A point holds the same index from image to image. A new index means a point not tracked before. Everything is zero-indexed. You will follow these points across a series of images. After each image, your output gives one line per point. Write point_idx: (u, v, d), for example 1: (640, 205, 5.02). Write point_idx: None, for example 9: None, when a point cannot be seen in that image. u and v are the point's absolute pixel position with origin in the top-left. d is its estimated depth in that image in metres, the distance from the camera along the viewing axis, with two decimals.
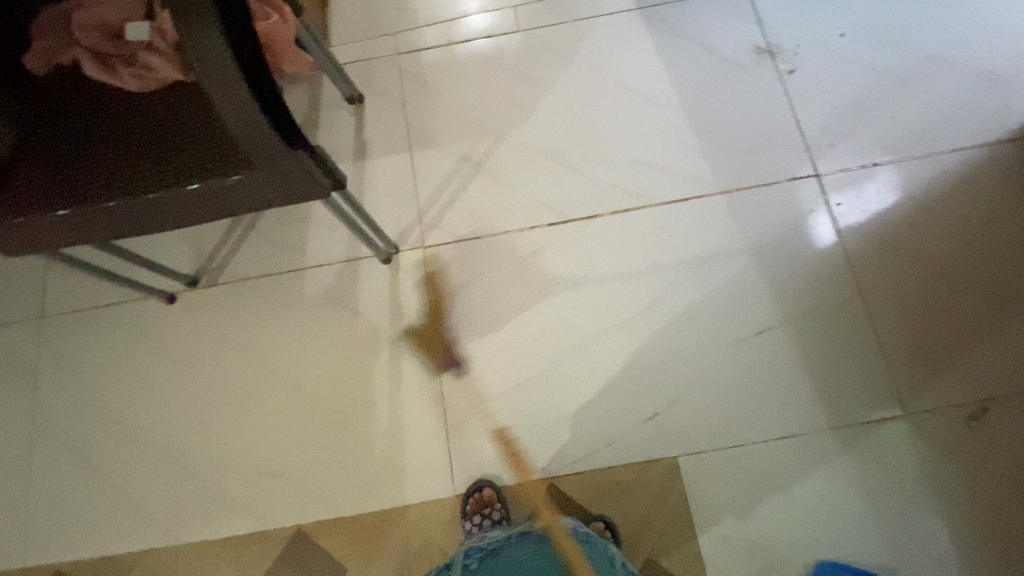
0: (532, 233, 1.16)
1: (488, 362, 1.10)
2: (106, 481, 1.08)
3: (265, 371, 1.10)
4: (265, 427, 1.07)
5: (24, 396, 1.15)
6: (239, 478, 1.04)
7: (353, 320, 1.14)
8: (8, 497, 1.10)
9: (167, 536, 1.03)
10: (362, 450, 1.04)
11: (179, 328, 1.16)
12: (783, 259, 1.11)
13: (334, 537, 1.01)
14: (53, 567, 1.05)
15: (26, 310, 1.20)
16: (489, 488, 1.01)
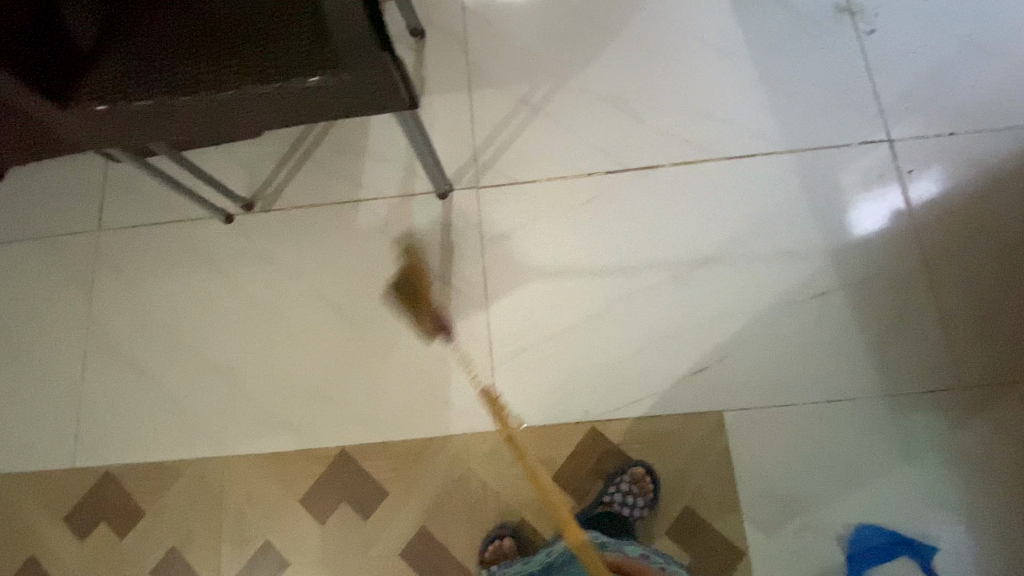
0: (591, 179, 1.14)
1: (538, 305, 1.10)
2: (158, 391, 1.11)
3: (317, 298, 1.13)
4: (316, 351, 1.10)
5: (79, 305, 1.17)
6: (289, 397, 1.08)
7: (405, 254, 1.14)
8: (59, 400, 1.13)
9: (216, 447, 1.07)
10: (410, 379, 1.07)
11: (233, 250, 1.17)
12: (845, 224, 1.10)
13: (376, 460, 1.03)
14: (102, 469, 1.08)
15: (84, 223, 1.21)
16: (507, 537, 0.98)
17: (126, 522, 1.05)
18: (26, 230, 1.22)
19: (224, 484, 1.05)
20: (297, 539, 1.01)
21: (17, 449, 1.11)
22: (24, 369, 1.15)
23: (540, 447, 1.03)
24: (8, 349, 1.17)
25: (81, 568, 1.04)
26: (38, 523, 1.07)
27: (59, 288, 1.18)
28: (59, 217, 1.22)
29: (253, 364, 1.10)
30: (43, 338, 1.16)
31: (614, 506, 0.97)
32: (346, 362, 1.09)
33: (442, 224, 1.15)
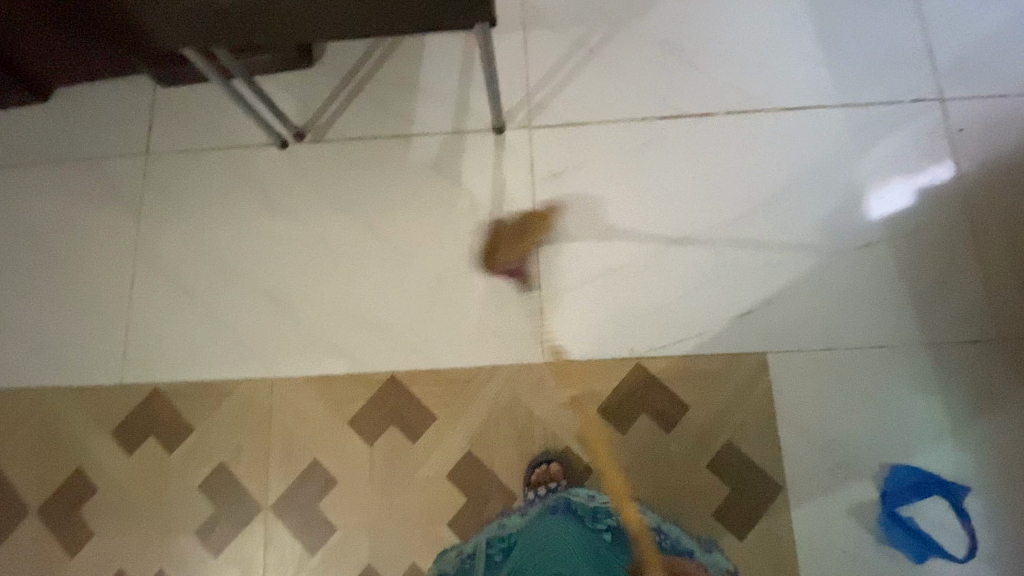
0: (645, 123, 1.15)
1: (588, 244, 1.11)
2: (208, 312, 1.12)
3: (368, 228, 1.14)
4: (368, 279, 1.12)
5: (128, 226, 1.17)
6: (341, 321, 1.10)
7: (456, 189, 1.15)
8: (106, 318, 1.13)
9: (265, 368, 1.09)
10: (461, 310, 1.10)
11: (284, 179, 1.17)
12: (895, 187, 1.11)
13: (425, 386, 1.07)
14: (151, 385, 1.09)
15: (134, 146, 1.22)
16: (555, 463, 1.00)
17: (175, 437, 1.07)
18: (74, 151, 1.23)
19: (273, 404, 1.07)
20: (347, 458, 1.04)
21: (65, 364, 1.12)
22: (73, 286, 1.16)
23: (586, 380, 1.05)
24: (56, 266, 1.17)
25: (129, 478, 1.06)
26: (86, 435, 1.09)
27: (108, 208, 1.19)
28: (110, 139, 1.22)
29: (304, 289, 1.12)
30: (92, 257, 1.17)
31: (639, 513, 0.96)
32: (398, 291, 1.11)
33: (494, 161, 1.15)
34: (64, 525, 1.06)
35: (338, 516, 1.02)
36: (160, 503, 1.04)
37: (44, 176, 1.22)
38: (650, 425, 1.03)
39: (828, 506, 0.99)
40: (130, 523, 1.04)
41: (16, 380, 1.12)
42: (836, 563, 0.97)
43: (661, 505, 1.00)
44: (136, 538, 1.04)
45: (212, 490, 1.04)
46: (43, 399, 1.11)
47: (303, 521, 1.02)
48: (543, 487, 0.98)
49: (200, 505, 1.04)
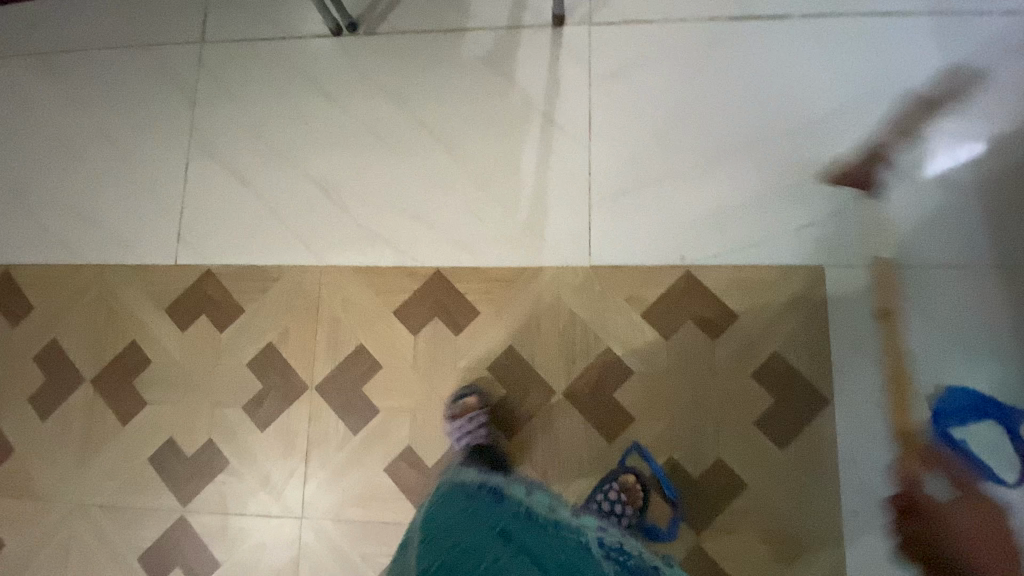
0: (711, 25, 1.10)
1: (643, 147, 1.07)
2: (259, 197, 1.13)
3: (418, 124, 1.13)
4: (417, 174, 1.12)
5: (183, 112, 1.19)
6: (390, 214, 1.11)
7: (510, 85, 1.11)
8: (162, 201, 1.16)
9: (314, 256, 1.10)
10: (509, 209, 1.08)
11: (335, 70, 1.16)
12: (960, 148, 1.03)
13: (470, 282, 1.07)
14: (203, 267, 1.12)
15: (189, 33, 1.22)
16: (473, 395, 1.02)
17: (226, 316, 1.10)
18: (132, 38, 1.24)
19: (321, 291, 1.09)
20: (391, 346, 1.07)
21: (122, 243, 1.16)
22: (131, 170, 1.19)
23: (634, 283, 1.02)
24: (116, 150, 1.20)
25: (180, 353, 1.10)
26: (139, 310, 1.12)
27: (163, 95, 1.20)
28: (166, 26, 1.23)
29: (354, 182, 1.12)
30: (149, 141, 1.19)
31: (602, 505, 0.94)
32: (447, 185, 1.11)
33: (551, 59, 1.11)
34: (117, 393, 1.11)
35: (381, 400, 1.05)
36: (211, 377, 1.08)
37: (105, 62, 1.25)
38: (696, 331, 1.00)
39: (874, 422, 0.97)
40: (180, 395, 1.09)
41: (77, 256, 1.17)
42: (877, 480, 0.96)
43: (701, 411, 0.98)
44: (185, 408, 1.08)
45: (260, 369, 1.07)
46: (99, 275, 1.15)
47: (347, 402, 1.06)
48: (462, 418, 0.99)
49: (248, 382, 1.07)
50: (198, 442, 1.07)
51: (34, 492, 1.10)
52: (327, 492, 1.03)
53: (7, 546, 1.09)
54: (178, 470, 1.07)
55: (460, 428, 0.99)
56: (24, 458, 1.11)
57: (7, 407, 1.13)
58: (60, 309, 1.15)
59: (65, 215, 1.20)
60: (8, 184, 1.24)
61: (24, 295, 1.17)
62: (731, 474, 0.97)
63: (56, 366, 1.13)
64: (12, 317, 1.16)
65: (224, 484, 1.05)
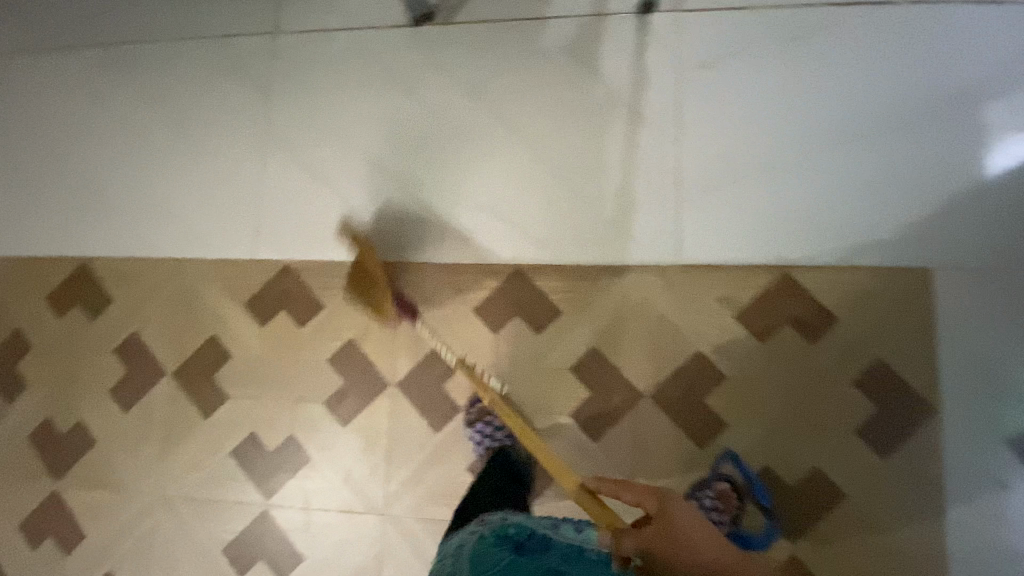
0: (809, 11, 1.04)
1: (734, 142, 1.03)
2: (336, 192, 1.12)
3: (497, 117, 1.09)
4: (496, 168, 1.08)
5: (257, 104, 1.17)
6: (469, 209, 1.08)
7: (593, 76, 1.07)
8: (238, 195, 1.16)
9: (393, 252, 1.09)
10: (593, 204, 1.05)
11: (410, 60, 1.13)
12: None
13: (551, 280, 1.04)
14: (281, 262, 1.12)
15: (262, 24, 1.20)
16: (487, 398, 1.03)
17: (306, 311, 1.10)
18: (203, 28, 1.22)
19: (401, 288, 1.08)
20: (471, 344, 1.05)
21: (198, 237, 1.16)
22: (205, 163, 1.18)
23: (726, 284, 0.99)
24: (190, 142, 1.19)
25: (260, 348, 1.10)
26: (218, 305, 1.13)
27: (236, 87, 1.19)
28: (239, 16, 1.21)
29: (431, 176, 1.10)
30: (224, 134, 1.18)
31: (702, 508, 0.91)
32: (528, 180, 1.07)
33: (636, 48, 1.07)
34: (197, 387, 1.11)
35: (461, 399, 1.04)
36: (291, 373, 1.09)
37: (174, 52, 1.23)
38: (792, 334, 0.97)
39: (982, 433, 0.92)
40: (261, 390, 1.09)
41: (153, 250, 1.17)
42: (986, 494, 0.91)
43: (796, 416, 0.95)
44: (266, 403, 1.09)
45: (341, 365, 1.07)
46: (178, 269, 1.15)
47: (428, 400, 1.05)
48: (480, 422, 1.00)
49: (328, 378, 1.07)
50: (280, 437, 1.07)
51: (117, 483, 1.11)
52: (409, 491, 1.03)
53: (92, 536, 1.10)
54: (259, 464, 1.08)
55: (478, 433, 1.01)
56: (107, 448, 1.13)
57: (90, 398, 1.15)
58: (139, 302, 1.16)
59: (138, 206, 1.19)
60: (79, 175, 1.23)
61: (103, 288, 1.17)
62: (828, 483, 0.94)
63: (136, 359, 1.14)
64: (91, 309, 1.17)
65: (306, 479, 1.06)
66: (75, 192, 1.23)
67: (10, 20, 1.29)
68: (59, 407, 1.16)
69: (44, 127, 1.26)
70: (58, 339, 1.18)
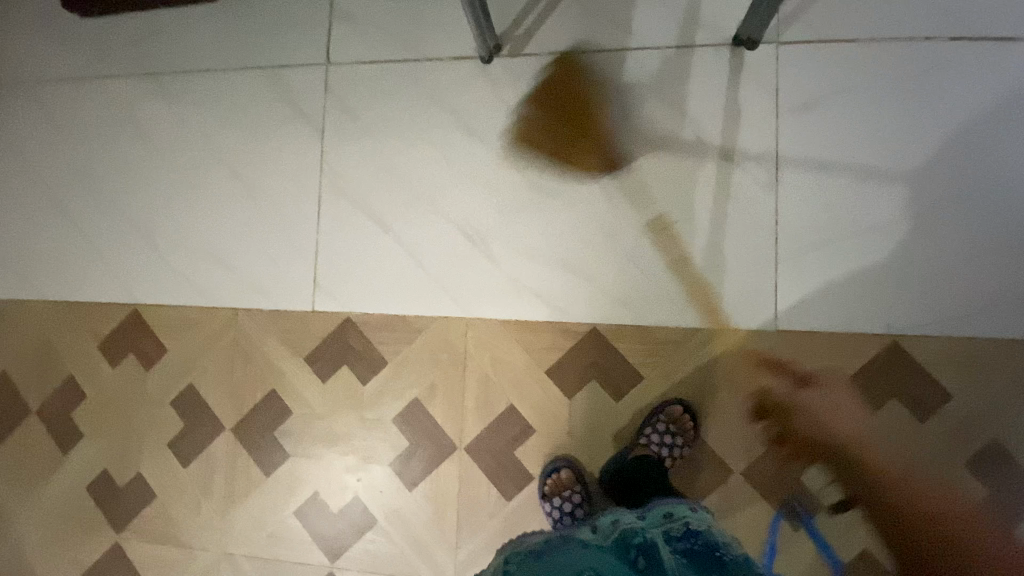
0: (930, 46, 0.92)
1: (839, 194, 0.93)
2: (398, 242, 1.06)
3: (571, 162, 1.01)
4: (571, 219, 1.00)
5: (312, 144, 1.10)
6: (541, 264, 1.01)
7: (680, 116, 0.98)
8: (294, 241, 1.10)
9: (459, 308, 1.03)
10: (679, 261, 0.97)
11: (477, 96, 1.04)
12: None
13: (632, 343, 0.97)
14: (341, 315, 1.06)
15: (313, 54, 1.12)
16: (566, 469, 0.96)
17: (368, 369, 1.04)
18: (250, 57, 1.14)
19: (469, 346, 1.02)
20: (545, 408, 0.99)
21: (253, 285, 1.11)
22: (256, 205, 1.12)
23: (826, 353, 0.91)
24: (240, 183, 1.13)
25: (321, 405, 1.06)
26: (276, 358, 1.08)
27: (288, 124, 1.12)
28: (290, 45, 1.13)
29: (501, 226, 1.02)
30: (275, 175, 1.12)
31: (651, 448, 0.92)
32: (606, 232, 0.99)
33: (729, 86, 0.97)
34: (258, 443, 1.08)
35: (534, 466, 0.98)
36: (355, 433, 1.04)
37: (219, 84, 1.15)
38: (897, 410, 0.90)
39: None
40: (323, 449, 1.05)
41: (207, 298, 1.13)
42: None
43: (899, 498, 0.89)
44: (329, 463, 1.05)
45: (407, 426, 1.03)
46: (233, 319, 1.11)
47: (499, 467, 0.99)
48: (558, 498, 0.94)
49: (394, 439, 1.03)
50: (344, 498, 1.04)
51: (177, 539, 1.09)
52: (480, 560, 0.98)
53: None
54: (324, 526, 1.04)
55: (556, 508, 0.94)
56: (169, 503, 1.10)
57: (149, 450, 1.13)
58: (195, 353, 1.12)
59: (188, 251, 1.14)
60: (125, 216, 1.18)
61: (156, 336, 1.14)
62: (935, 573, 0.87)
63: (195, 412, 1.11)
64: (145, 359, 1.14)
65: (372, 544, 1.02)
66: (121, 234, 1.18)
67: (48, 47, 1.23)
68: (116, 459, 1.13)
69: (88, 164, 1.20)
70: (114, 388, 1.15)
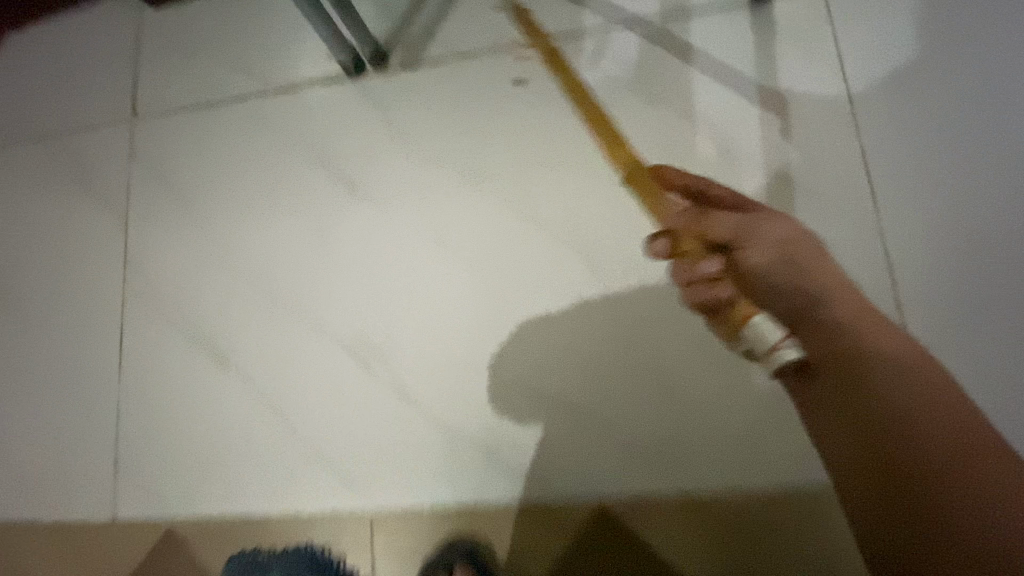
0: None
1: (972, 221, 0.55)
2: (254, 389, 0.64)
3: (521, 223, 0.62)
4: (549, 329, 0.59)
5: (112, 237, 0.69)
6: (498, 403, 0.59)
7: (682, 137, 0.61)
8: (81, 400, 0.65)
9: (361, 492, 0.59)
10: (743, 384, 0.56)
11: (363, 145, 0.67)
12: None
13: (674, 532, 0.54)
14: (165, 524, 0.62)
15: (107, 103, 0.72)
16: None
17: None
18: (24, 114, 0.74)
19: (386, 556, 0.58)
20: None
21: (13, 487, 0.65)
22: (18, 347, 0.68)
23: None
24: (2, 308, 0.69)
25: None
26: None
27: (69, 212, 0.70)
28: (72, 94, 0.73)
29: (420, 344, 0.61)
30: (52, 293, 0.68)
31: None
32: (616, 344, 0.58)
33: (758, 83, 0.61)
34: None
35: None
36: None
37: None
38: None
39: None
40: None
41: None
42: None
43: None
44: None
45: None
46: None
47: None
48: None
49: None
50: None
51: None
52: None
53: None
54: None
55: None
56: None
57: None
58: None
59: None
60: None
61: None
62: None
63: None
64: None
65: None
66: None
67: None
68: None
69: None
70: None
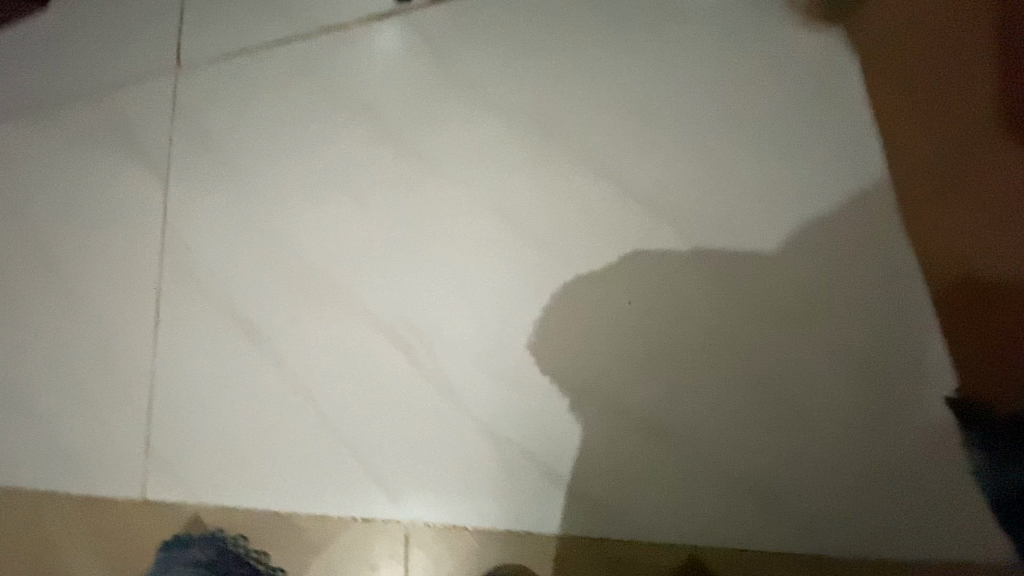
0: None
1: None
2: (285, 375, 0.57)
3: (594, 195, 0.53)
4: (641, 336, 0.51)
5: (149, 198, 0.63)
6: (562, 420, 0.51)
7: (804, 107, 0.50)
8: (116, 370, 0.62)
9: (404, 489, 0.54)
10: (863, 414, 0.48)
11: (415, 102, 0.57)
12: None
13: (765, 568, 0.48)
14: (194, 509, 0.58)
15: (142, 49, 0.66)
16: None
17: None
18: (63, 58, 0.69)
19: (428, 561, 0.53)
20: None
21: (49, 455, 0.63)
22: (56, 311, 0.65)
23: None
24: (40, 266, 0.66)
25: None
26: None
27: (105, 169, 0.65)
28: (108, 39, 0.67)
29: (470, 339, 0.54)
30: (89, 255, 0.65)
31: None
32: (721, 359, 0.50)
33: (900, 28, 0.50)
34: None
35: None
36: None
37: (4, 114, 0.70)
38: None
39: None
40: None
41: None
42: None
43: None
44: None
45: None
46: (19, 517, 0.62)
47: None
48: None
49: None
50: None
51: None
52: None
53: None
54: None
55: None
56: None
57: None
58: None
59: None
60: None
61: None
62: None
63: None
64: None
65: None
66: None
67: None
68: None
69: None
70: None
